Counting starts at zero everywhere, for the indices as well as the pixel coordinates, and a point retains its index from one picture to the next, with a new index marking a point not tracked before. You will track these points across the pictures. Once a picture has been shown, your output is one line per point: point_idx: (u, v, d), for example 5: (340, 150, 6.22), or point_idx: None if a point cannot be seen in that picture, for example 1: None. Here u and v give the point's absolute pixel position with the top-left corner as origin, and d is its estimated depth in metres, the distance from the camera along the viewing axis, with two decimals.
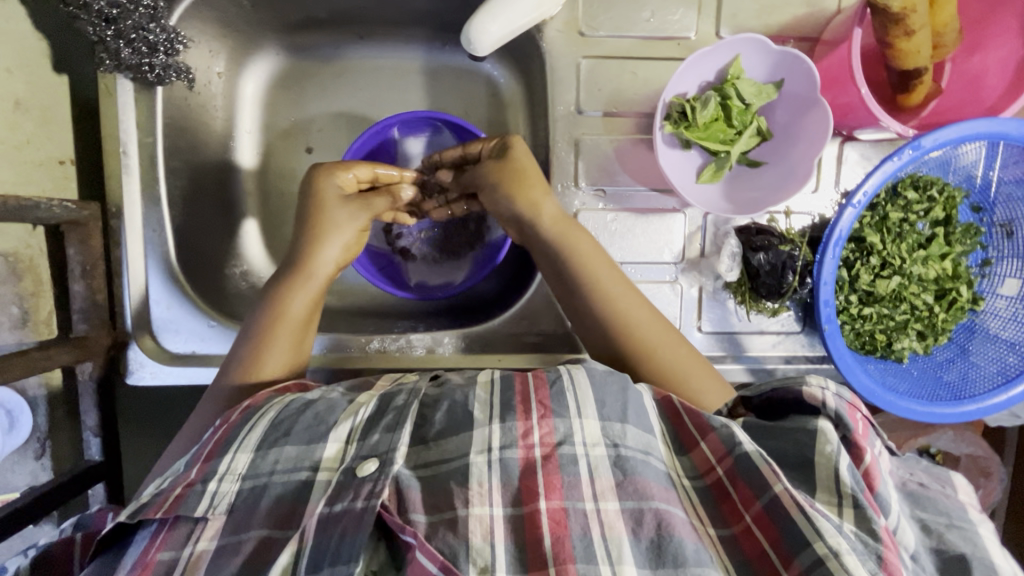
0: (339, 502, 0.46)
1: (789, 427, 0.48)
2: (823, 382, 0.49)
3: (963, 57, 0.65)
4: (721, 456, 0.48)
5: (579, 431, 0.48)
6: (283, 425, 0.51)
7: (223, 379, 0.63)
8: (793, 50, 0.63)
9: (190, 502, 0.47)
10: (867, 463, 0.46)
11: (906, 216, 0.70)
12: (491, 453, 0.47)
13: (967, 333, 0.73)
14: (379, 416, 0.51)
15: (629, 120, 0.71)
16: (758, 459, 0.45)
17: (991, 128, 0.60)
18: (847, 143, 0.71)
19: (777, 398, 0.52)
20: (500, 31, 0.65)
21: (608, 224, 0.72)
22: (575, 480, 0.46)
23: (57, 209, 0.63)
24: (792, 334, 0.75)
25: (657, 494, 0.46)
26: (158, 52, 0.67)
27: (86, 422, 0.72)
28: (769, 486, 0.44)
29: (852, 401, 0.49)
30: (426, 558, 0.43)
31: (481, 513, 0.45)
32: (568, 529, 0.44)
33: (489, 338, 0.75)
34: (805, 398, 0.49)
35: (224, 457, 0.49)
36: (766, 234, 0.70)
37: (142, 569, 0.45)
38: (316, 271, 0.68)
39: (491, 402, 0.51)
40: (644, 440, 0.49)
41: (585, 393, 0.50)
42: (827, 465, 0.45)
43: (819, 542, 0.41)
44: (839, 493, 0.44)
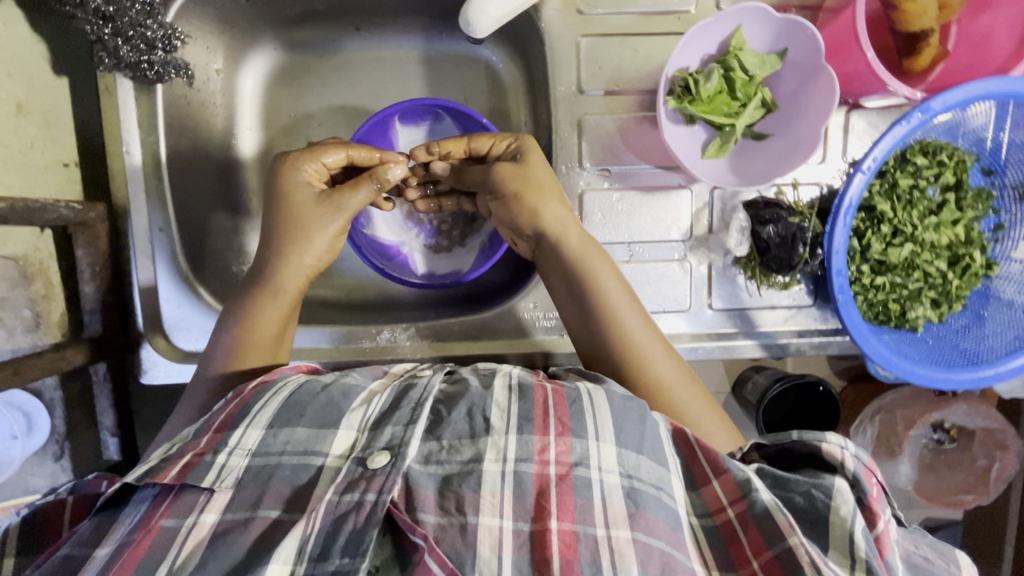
0: (350, 492, 0.46)
1: (802, 481, 0.50)
2: (843, 441, 0.51)
3: (970, 18, 0.64)
4: (733, 499, 0.49)
5: (595, 455, 0.49)
6: (296, 406, 0.51)
7: (208, 370, 0.63)
8: (796, 18, 0.63)
9: (198, 472, 0.48)
10: (879, 530, 0.49)
11: (916, 183, 0.69)
12: (506, 464, 0.48)
13: (982, 299, 0.72)
14: (393, 408, 0.51)
15: (631, 99, 0.70)
16: (775, 511, 0.47)
17: (1001, 87, 0.59)
18: (854, 112, 0.70)
19: (792, 449, 0.54)
20: (498, 12, 0.64)
21: (615, 204, 0.72)
22: (587, 504, 0.47)
23: (65, 210, 0.63)
24: (805, 308, 0.74)
25: (664, 535, 0.46)
26: (156, 49, 0.66)
27: (103, 422, 0.73)
28: (784, 538, 0.46)
29: (869, 465, 0.51)
30: (433, 562, 0.44)
31: (491, 523, 0.46)
32: (578, 553, 0.45)
33: (499, 324, 0.75)
34: (823, 454, 0.51)
35: (235, 431, 0.50)
36: (774, 207, 0.69)
37: (146, 533, 0.46)
38: (285, 286, 0.67)
39: (509, 411, 0.51)
40: (659, 474, 0.49)
41: (604, 413, 0.51)
42: (842, 527, 0.46)
43: None
44: (852, 556, 0.45)
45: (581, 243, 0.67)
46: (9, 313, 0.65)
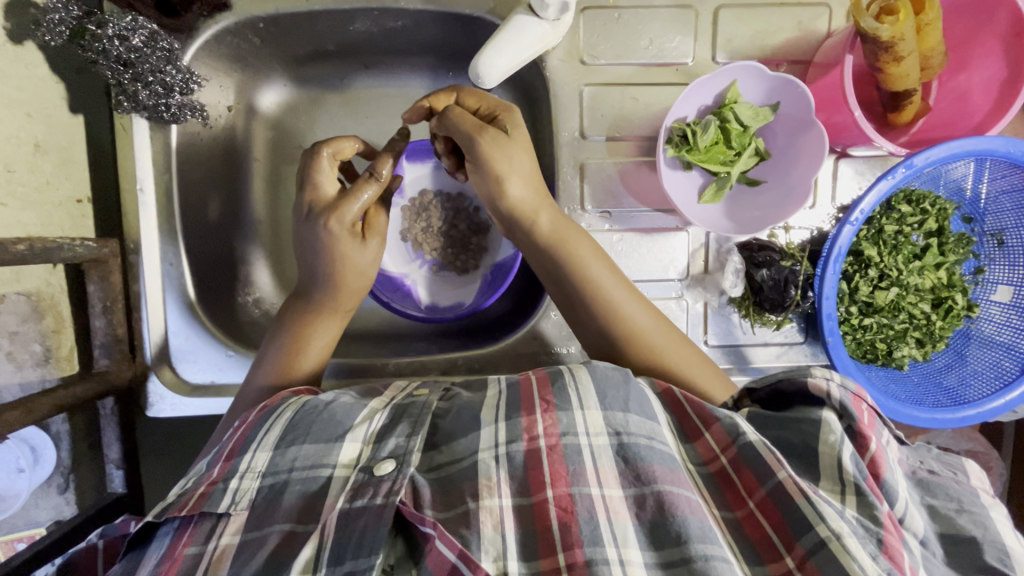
0: (360, 498, 0.48)
1: (794, 418, 0.52)
2: (828, 374, 0.53)
3: (950, 76, 0.69)
4: (725, 446, 0.51)
5: (581, 422, 0.51)
6: (302, 425, 0.54)
7: (256, 379, 0.67)
8: (787, 76, 0.66)
9: (214, 499, 0.50)
10: (872, 453, 0.49)
11: (901, 229, 0.73)
12: (498, 448, 0.51)
13: (964, 339, 0.76)
14: (394, 422, 0.54)
15: (631, 143, 0.74)
16: (763, 449, 0.48)
17: (977, 146, 0.63)
18: (842, 160, 0.74)
19: (780, 390, 0.55)
20: (507, 65, 0.67)
21: (615, 245, 0.74)
22: (579, 468, 0.49)
23: (80, 249, 0.64)
24: (796, 345, 0.77)
25: (662, 477, 0.48)
26: (173, 93, 0.68)
27: (109, 455, 0.74)
28: (773, 473, 0.47)
29: (858, 394, 0.52)
30: (443, 545, 0.45)
31: (491, 504, 0.48)
32: (575, 515, 0.47)
33: (495, 357, 0.77)
34: (811, 390, 0.53)
35: (244, 457, 0.52)
36: (768, 250, 0.73)
37: (170, 564, 0.47)
38: (347, 305, 0.72)
39: (497, 405, 0.54)
40: (649, 427, 0.51)
41: (586, 386, 0.53)
42: (830, 456, 0.48)
43: (821, 525, 0.44)
44: (842, 481, 0.47)
45: (557, 226, 0.68)
46: (20, 346, 0.67)
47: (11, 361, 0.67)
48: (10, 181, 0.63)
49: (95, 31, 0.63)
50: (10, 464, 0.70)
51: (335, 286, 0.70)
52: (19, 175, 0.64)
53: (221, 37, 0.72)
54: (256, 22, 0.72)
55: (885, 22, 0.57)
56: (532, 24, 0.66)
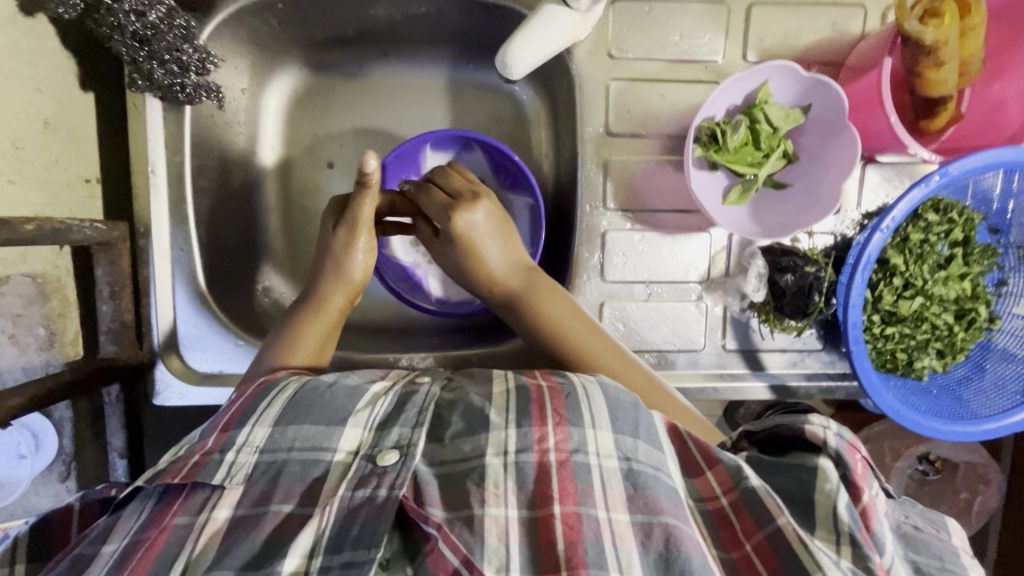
0: (362, 488, 0.48)
1: (791, 465, 0.51)
2: (826, 422, 0.52)
3: (984, 84, 0.67)
4: (727, 488, 0.50)
5: (592, 441, 0.50)
6: (303, 404, 0.53)
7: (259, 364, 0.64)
8: (821, 77, 0.65)
9: (208, 470, 0.48)
10: (864, 505, 0.49)
11: (926, 237, 0.72)
12: (507, 456, 0.49)
13: (983, 351, 0.75)
14: (399, 410, 0.53)
15: (654, 141, 0.72)
16: (765, 494, 0.48)
17: (1014, 155, 0.61)
18: (869, 165, 0.72)
19: (778, 434, 0.55)
20: (535, 55, 0.65)
21: (636, 245, 0.73)
22: (587, 488, 0.48)
23: (89, 231, 0.62)
24: (814, 352, 0.76)
25: (667, 509, 0.47)
26: (189, 73, 0.65)
27: (112, 443, 0.71)
28: (774, 519, 0.47)
29: (852, 442, 0.52)
30: (447, 548, 0.44)
31: (496, 513, 0.46)
32: (581, 534, 0.45)
33: (512, 355, 0.75)
34: (806, 436, 0.52)
35: (242, 430, 0.50)
36: (791, 255, 0.71)
37: (160, 531, 0.45)
38: (328, 303, 0.70)
39: (508, 407, 0.52)
40: (655, 456, 0.51)
41: (599, 405, 0.52)
42: (826, 506, 0.47)
43: (819, 575, 0.43)
44: (838, 531, 0.46)
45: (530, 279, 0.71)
46: (24, 330, 0.64)
47: (13, 344, 0.64)
48: (17, 158, 0.61)
49: (110, 5, 0.61)
50: (10, 450, 0.66)
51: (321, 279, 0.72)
52: (27, 152, 0.62)
53: (238, 17, 0.70)
54: (275, 2, 0.70)
55: (929, 24, 0.56)
56: (562, 15, 0.64)
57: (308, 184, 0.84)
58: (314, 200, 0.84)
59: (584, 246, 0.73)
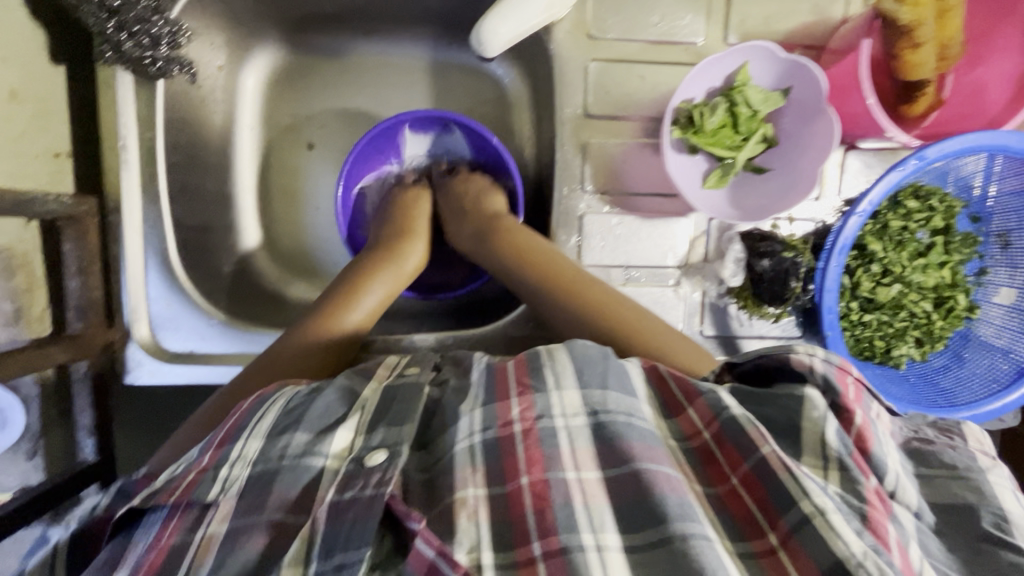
0: (349, 490, 0.46)
1: (774, 393, 0.47)
2: (811, 349, 0.48)
3: (966, 70, 0.66)
4: (708, 421, 0.48)
5: (558, 403, 0.49)
6: (293, 412, 0.51)
7: (303, 331, 0.64)
8: (800, 59, 0.64)
9: (203, 487, 0.47)
10: (858, 427, 0.44)
11: (907, 225, 0.71)
12: (473, 437, 0.49)
13: (962, 341, 0.75)
14: (384, 411, 0.52)
15: (634, 124, 0.71)
16: (746, 423, 0.45)
17: (992, 140, 0.61)
18: (851, 152, 0.72)
19: (762, 364, 0.50)
20: (510, 32, 0.65)
21: (614, 228, 0.72)
22: (555, 452, 0.47)
23: (55, 204, 0.61)
24: (793, 340, 0.75)
25: (641, 453, 0.46)
26: (161, 45, 0.65)
27: (80, 422, 0.69)
28: (758, 449, 0.44)
29: (843, 366, 0.47)
30: (422, 542, 0.43)
31: (464, 497, 0.46)
32: (551, 500, 0.45)
33: (491, 339, 0.74)
34: (791, 364, 0.48)
35: (235, 444, 0.49)
36: (769, 241, 0.70)
37: (158, 552, 0.45)
38: (405, 263, 0.73)
39: (477, 392, 0.52)
40: (628, 403, 0.49)
41: (563, 364, 0.51)
42: (814, 431, 0.44)
43: (805, 500, 0.41)
44: (825, 456, 0.43)
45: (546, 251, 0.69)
46: None
47: None
48: None
49: None
50: None
51: (399, 240, 0.75)
52: None
53: None
54: None
55: (906, 3, 0.56)
56: None
57: (287, 165, 0.83)
58: (293, 181, 0.82)
59: (561, 228, 0.72)
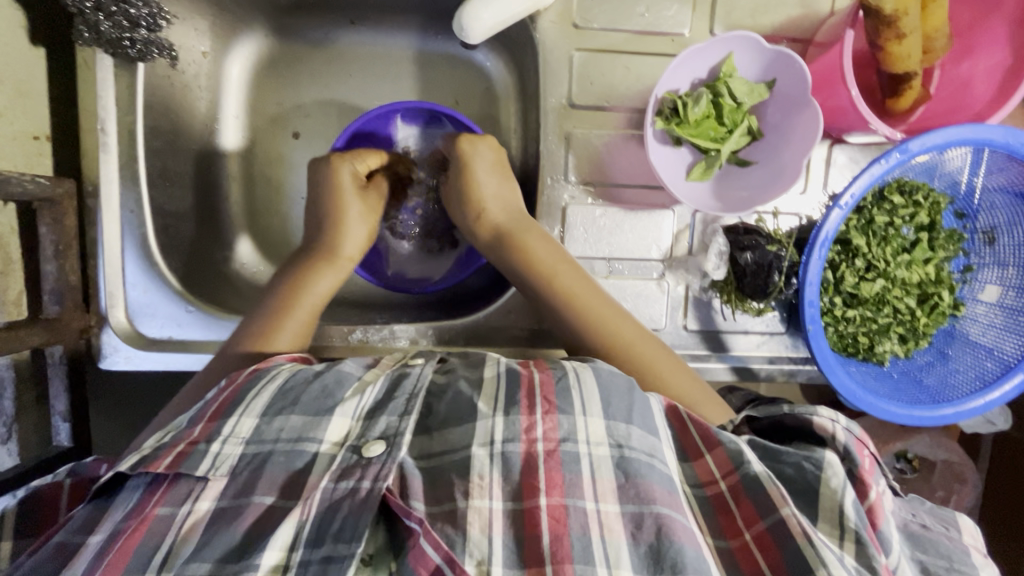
0: (345, 480, 0.46)
1: (794, 454, 0.49)
2: (835, 415, 0.51)
3: (953, 64, 0.66)
4: (726, 472, 0.49)
5: (582, 430, 0.48)
6: (291, 393, 0.50)
7: (235, 345, 0.63)
8: (785, 50, 0.64)
9: (193, 461, 0.46)
10: (871, 501, 0.48)
11: (892, 220, 0.71)
12: (493, 446, 0.47)
13: (947, 338, 0.74)
14: (388, 397, 0.51)
15: (620, 115, 0.71)
16: (768, 482, 0.46)
17: (977, 134, 0.60)
18: (836, 146, 0.71)
19: (783, 422, 0.54)
20: (492, 18, 0.65)
21: (597, 220, 0.72)
22: (575, 479, 0.46)
23: (30, 185, 0.61)
24: (777, 335, 0.75)
25: (660, 499, 0.46)
26: (140, 27, 0.66)
27: (55, 407, 0.69)
28: (776, 510, 0.45)
29: (861, 438, 0.51)
30: (428, 546, 0.43)
31: (480, 505, 0.45)
32: (567, 527, 0.44)
33: (472, 331, 0.74)
34: (816, 429, 0.51)
35: (229, 420, 0.48)
36: (754, 234, 0.70)
37: (141, 522, 0.44)
38: (340, 256, 0.73)
39: (496, 395, 0.50)
40: (649, 442, 0.49)
41: (591, 392, 0.50)
42: (833, 499, 0.46)
43: (822, 571, 0.42)
44: (842, 527, 0.45)
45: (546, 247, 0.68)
46: None
47: None
48: None
49: None
50: None
51: (333, 230, 0.73)
52: None
53: None
54: None
55: None
56: None
57: (272, 154, 0.82)
58: (278, 170, 0.82)
59: (544, 220, 0.72)
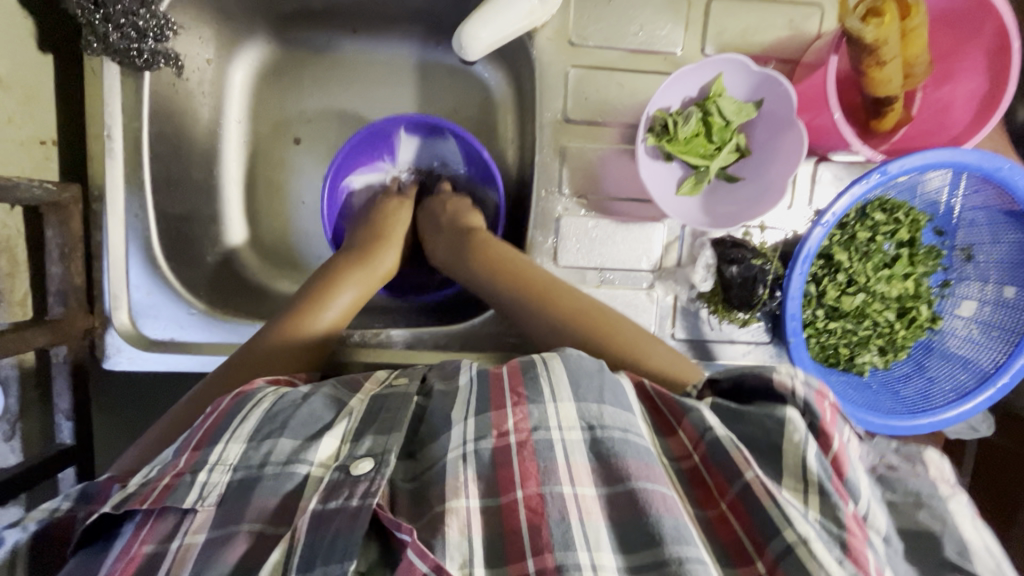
0: (334, 499, 0.47)
1: (756, 414, 0.51)
2: (792, 371, 0.52)
3: (934, 87, 0.69)
4: (695, 443, 0.51)
5: (554, 415, 0.51)
6: (277, 417, 0.52)
7: (275, 329, 0.66)
8: (771, 72, 0.66)
9: (179, 493, 0.47)
10: (834, 451, 0.49)
11: (873, 236, 0.73)
12: (465, 447, 0.50)
13: (925, 350, 0.77)
14: (370, 417, 0.53)
15: (613, 130, 0.73)
16: (730, 445, 0.48)
17: (954, 158, 0.63)
18: (821, 163, 0.74)
19: (745, 382, 0.54)
20: (491, 37, 0.67)
21: (590, 231, 0.74)
22: (551, 465, 0.48)
23: (38, 190, 0.62)
24: (762, 344, 0.77)
25: (636, 473, 0.48)
26: (147, 38, 0.67)
27: (58, 405, 0.70)
28: (742, 473, 0.47)
29: (821, 391, 0.52)
30: (416, 556, 0.44)
31: (457, 506, 0.47)
32: (545, 516, 0.46)
33: (467, 336, 0.76)
34: (774, 387, 0.52)
35: (215, 448, 0.49)
36: (741, 248, 0.72)
37: (128, 562, 0.45)
38: (381, 262, 0.76)
39: (469, 400, 0.53)
40: (623, 418, 0.51)
41: (560, 378, 0.53)
42: (795, 453, 0.48)
43: (788, 530, 0.43)
44: (806, 480, 0.47)
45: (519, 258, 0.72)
46: None
47: None
48: None
49: None
50: None
51: (377, 238, 0.78)
52: None
53: None
54: None
55: (870, 23, 0.57)
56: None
57: (274, 160, 0.84)
58: (279, 175, 0.84)
59: (538, 230, 0.74)
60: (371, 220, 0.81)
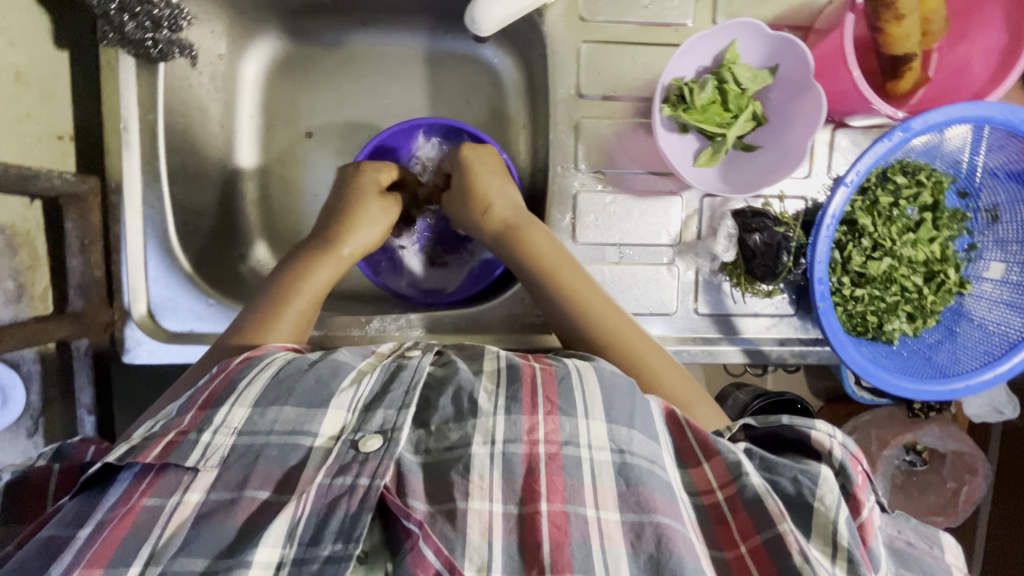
0: (342, 476, 0.47)
1: (791, 466, 0.50)
2: (832, 430, 0.52)
3: (949, 47, 0.68)
4: (723, 483, 0.50)
5: (585, 432, 0.50)
6: (284, 384, 0.51)
7: (235, 333, 0.64)
8: (786, 35, 0.65)
9: (183, 451, 0.47)
10: (862, 518, 0.50)
11: (896, 201, 0.72)
12: (494, 446, 0.48)
13: (954, 316, 0.75)
14: (384, 391, 0.51)
15: (626, 105, 0.73)
16: (765, 496, 0.47)
17: (976, 112, 0.62)
18: (839, 130, 0.73)
19: (780, 434, 0.54)
20: (504, 11, 0.66)
21: (607, 206, 0.73)
22: (577, 484, 0.48)
23: (58, 180, 0.63)
24: (787, 317, 0.76)
25: (660, 508, 0.47)
26: (162, 27, 0.69)
27: (80, 399, 0.71)
28: (774, 524, 0.46)
29: (855, 454, 0.52)
30: (428, 549, 0.44)
31: (480, 507, 0.46)
32: (567, 535, 0.46)
33: (485, 320, 0.75)
34: (812, 443, 0.52)
35: (221, 410, 0.49)
36: (761, 217, 0.71)
37: (127, 512, 0.45)
38: (346, 249, 0.72)
39: (497, 393, 0.51)
40: (651, 449, 0.50)
41: (593, 393, 0.51)
42: (826, 517, 0.47)
43: None
44: (834, 544, 0.46)
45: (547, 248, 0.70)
46: None
47: None
48: None
49: None
50: None
51: (343, 222, 0.73)
52: None
53: None
54: None
55: None
56: None
57: (287, 153, 0.84)
58: (292, 169, 0.84)
59: (556, 207, 0.73)
60: (337, 199, 0.74)
